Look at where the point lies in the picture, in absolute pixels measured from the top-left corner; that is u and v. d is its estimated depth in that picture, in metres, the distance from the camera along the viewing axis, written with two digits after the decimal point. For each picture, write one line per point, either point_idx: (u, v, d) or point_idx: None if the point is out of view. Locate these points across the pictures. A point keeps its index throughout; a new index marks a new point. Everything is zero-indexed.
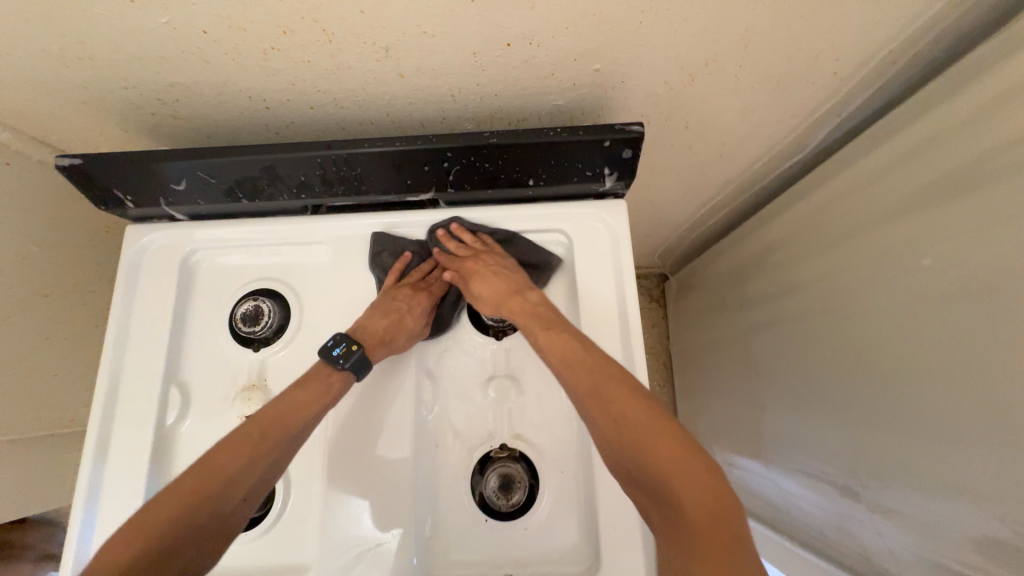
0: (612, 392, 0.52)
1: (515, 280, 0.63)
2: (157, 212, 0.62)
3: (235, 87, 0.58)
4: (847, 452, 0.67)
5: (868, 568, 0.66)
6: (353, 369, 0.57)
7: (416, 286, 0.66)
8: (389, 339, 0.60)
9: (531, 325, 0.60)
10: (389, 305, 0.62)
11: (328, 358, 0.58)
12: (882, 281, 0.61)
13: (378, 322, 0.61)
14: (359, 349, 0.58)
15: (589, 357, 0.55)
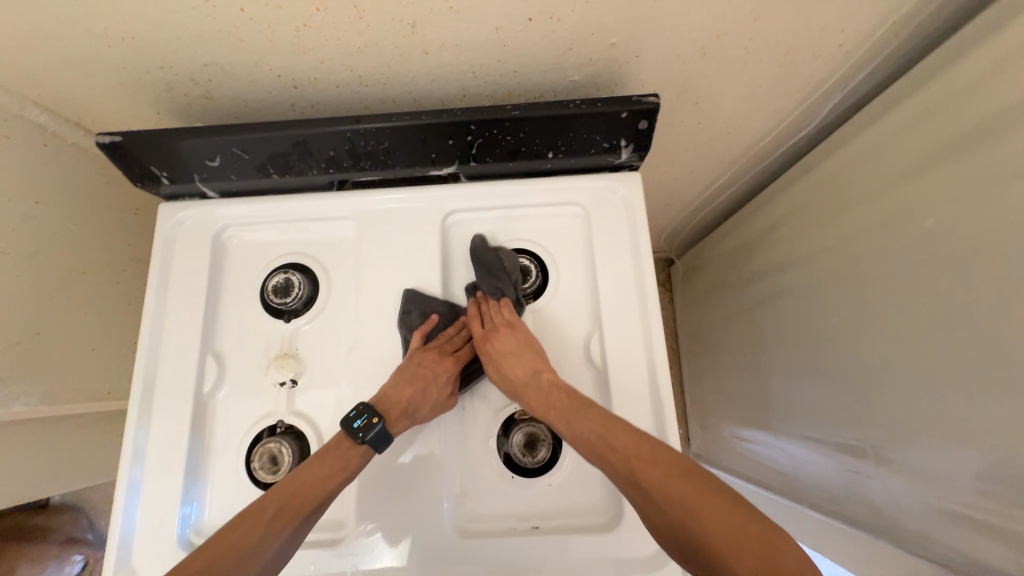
0: (649, 474, 0.47)
1: (524, 363, 0.58)
2: (192, 189, 0.65)
3: (265, 67, 0.57)
4: (883, 444, 0.63)
5: (879, 525, 0.65)
6: (373, 443, 0.55)
7: (442, 351, 0.62)
8: (411, 410, 0.57)
9: (551, 413, 0.55)
10: (413, 373, 0.58)
11: (348, 431, 0.55)
12: (902, 255, 0.59)
13: (401, 391, 0.58)
14: (379, 423, 0.55)
15: (613, 435, 0.51)
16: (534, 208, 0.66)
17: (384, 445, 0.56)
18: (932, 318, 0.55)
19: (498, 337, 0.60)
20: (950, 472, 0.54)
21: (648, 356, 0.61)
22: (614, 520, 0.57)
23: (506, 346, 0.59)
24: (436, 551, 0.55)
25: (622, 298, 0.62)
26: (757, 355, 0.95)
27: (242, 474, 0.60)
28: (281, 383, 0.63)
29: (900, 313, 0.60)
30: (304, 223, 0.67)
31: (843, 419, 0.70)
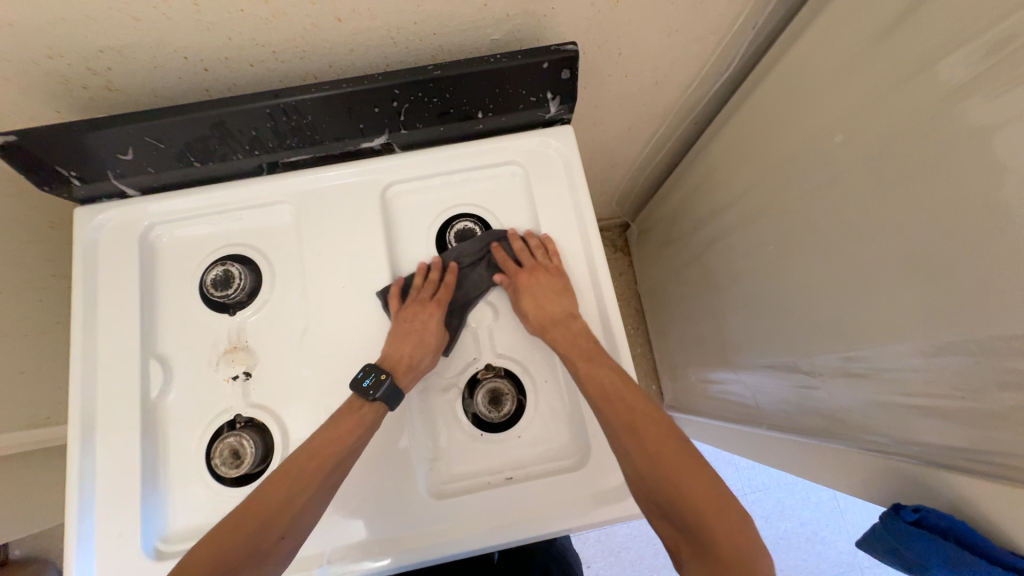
0: (648, 431, 0.52)
1: (566, 305, 0.60)
2: (107, 188, 0.62)
3: (168, 48, 0.54)
4: (823, 357, 0.68)
5: (829, 430, 0.70)
6: (386, 400, 0.55)
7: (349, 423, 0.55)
8: (416, 362, 0.58)
9: (575, 356, 0.57)
10: (358, 402, 0.56)
11: (358, 391, 0.55)
12: (821, 178, 0.63)
13: (400, 349, 0.58)
14: (388, 378, 0.55)
15: (639, 403, 0.54)
16: (471, 171, 0.66)
17: (397, 400, 0.56)
18: (850, 231, 0.60)
19: (536, 277, 0.60)
20: (879, 368, 0.59)
21: (599, 301, 0.63)
22: (583, 458, 0.59)
23: (544, 286, 0.60)
24: (413, 516, 0.56)
25: (568, 248, 0.64)
26: (710, 299, 0.99)
27: (205, 474, 0.58)
28: (234, 377, 0.61)
29: (824, 231, 0.64)
30: (237, 212, 0.64)
31: (790, 341, 0.75)
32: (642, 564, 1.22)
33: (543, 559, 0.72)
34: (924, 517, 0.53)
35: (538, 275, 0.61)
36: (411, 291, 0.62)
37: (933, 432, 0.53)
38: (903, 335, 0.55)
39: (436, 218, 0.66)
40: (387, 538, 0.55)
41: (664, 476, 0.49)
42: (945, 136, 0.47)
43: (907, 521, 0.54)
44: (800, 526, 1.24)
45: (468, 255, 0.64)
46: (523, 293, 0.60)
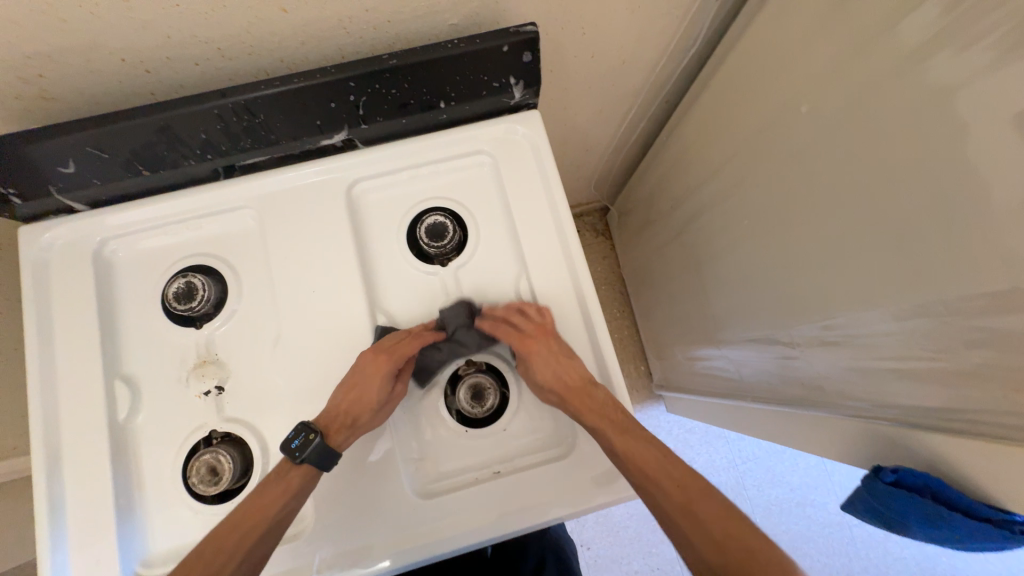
0: (699, 500, 0.49)
1: (577, 368, 0.57)
2: (52, 205, 0.58)
3: (102, 51, 0.51)
4: (801, 328, 0.69)
5: (811, 398, 0.72)
6: (313, 463, 0.52)
7: (279, 484, 0.52)
8: (353, 420, 0.55)
9: (603, 425, 0.54)
10: (288, 463, 0.53)
11: (286, 452, 0.53)
12: (790, 150, 0.63)
13: (340, 403, 0.55)
14: (316, 439, 0.52)
15: (677, 469, 0.51)
16: (439, 163, 0.64)
17: (325, 464, 0.53)
18: (820, 202, 0.60)
19: (541, 342, 0.57)
20: (854, 335, 0.60)
21: (577, 289, 0.62)
22: (571, 446, 0.59)
23: (550, 353, 0.57)
24: (401, 517, 0.55)
25: (543, 237, 0.62)
26: (691, 277, 1.00)
27: (183, 494, 0.57)
28: (207, 393, 0.59)
29: (795, 204, 0.64)
30: (195, 220, 0.62)
31: (769, 315, 0.75)
32: (641, 541, 1.26)
33: (538, 548, 0.73)
34: (902, 478, 0.54)
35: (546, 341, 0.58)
36: (377, 342, 0.57)
37: (909, 394, 0.55)
38: (876, 301, 0.55)
39: (406, 214, 0.64)
40: (379, 542, 0.54)
41: (733, 554, 0.45)
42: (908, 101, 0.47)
43: (887, 483, 0.55)
44: (790, 492, 1.28)
45: (442, 250, 0.62)
46: (533, 358, 0.56)
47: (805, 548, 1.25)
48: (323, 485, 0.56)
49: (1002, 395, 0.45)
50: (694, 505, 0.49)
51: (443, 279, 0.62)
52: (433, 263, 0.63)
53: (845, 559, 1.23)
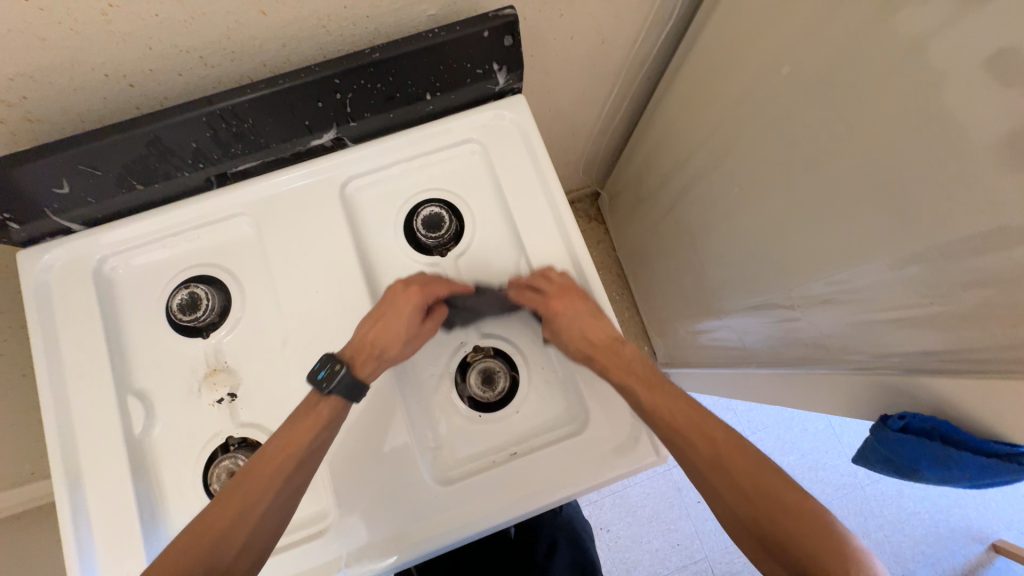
0: (674, 402, 0.53)
1: (605, 328, 0.58)
2: (49, 227, 0.59)
3: (84, 68, 0.51)
4: (800, 289, 0.69)
5: (813, 357, 0.73)
6: (341, 393, 0.54)
7: (301, 431, 0.52)
8: (379, 353, 0.56)
9: (631, 384, 0.54)
10: (315, 398, 0.54)
11: (313, 383, 0.54)
12: (773, 113, 0.64)
13: (365, 335, 0.56)
14: (344, 369, 0.54)
15: (701, 422, 0.51)
16: (429, 155, 0.64)
17: (354, 392, 0.54)
18: (808, 160, 0.60)
19: (568, 302, 0.59)
20: (852, 290, 0.60)
21: (576, 265, 0.62)
22: (584, 422, 0.59)
23: (579, 313, 0.58)
24: (423, 504, 0.56)
25: (537, 219, 0.63)
26: (686, 252, 1.01)
27: (205, 500, 0.57)
28: (219, 401, 0.59)
29: (783, 165, 0.65)
30: (192, 231, 0.62)
31: (767, 279, 0.76)
32: (659, 518, 1.28)
33: (550, 532, 0.74)
34: (910, 423, 0.55)
35: (565, 305, 0.59)
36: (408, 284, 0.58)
37: (909, 340, 0.56)
38: (870, 253, 0.56)
39: (401, 209, 0.64)
40: (405, 529, 0.55)
41: (760, 500, 0.46)
42: (885, 53, 0.48)
43: (896, 430, 0.56)
44: (802, 458, 1.31)
45: (440, 241, 0.63)
46: (557, 318, 0.58)
47: None
48: (344, 482, 0.56)
49: (999, 331, 0.46)
50: (724, 458, 0.49)
51: (442, 270, 0.63)
52: (431, 254, 0.63)
53: (860, 518, 1.27)
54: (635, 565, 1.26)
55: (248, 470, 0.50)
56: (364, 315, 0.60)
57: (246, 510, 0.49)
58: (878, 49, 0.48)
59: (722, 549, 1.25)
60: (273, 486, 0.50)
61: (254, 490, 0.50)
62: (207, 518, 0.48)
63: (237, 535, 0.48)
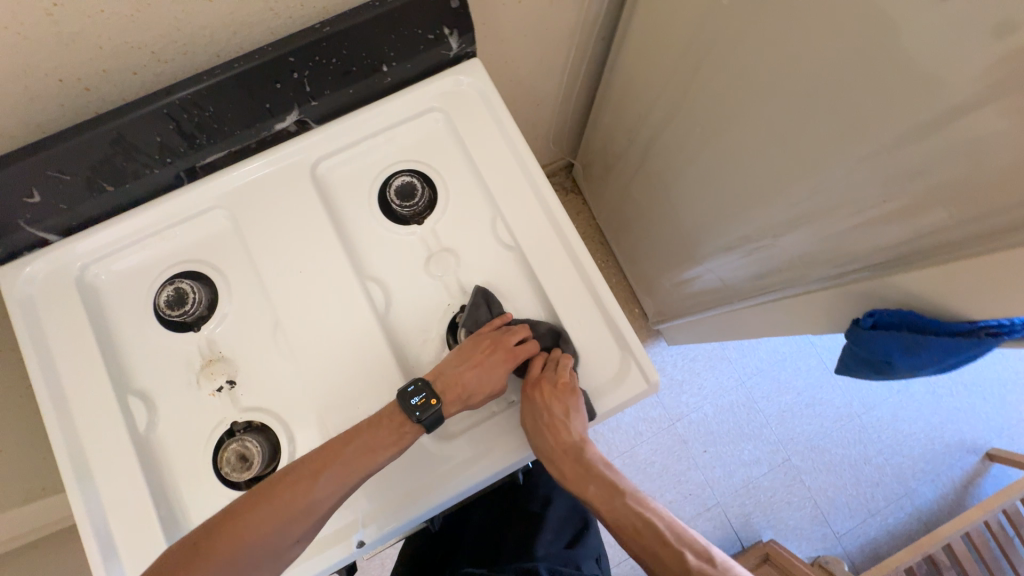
0: (641, 527, 0.55)
1: (576, 433, 0.57)
2: (26, 239, 0.59)
3: (37, 75, 0.50)
4: (770, 218, 0.71)
5: (792, 284, 0.76)
6: (426, 425, 0.54)
7: (384, 437, 0.54)
8: (466, 396, 0.56)
9: (600, 502, 0.58)
10: (402, 419, 0.55)
11: (405, 407, 0.54)
12: (726, 48, 0.65)
13: (460, 375, 0.56)
14: (437, 405, 0.54)
15: (674, 547, 0.53)
16: (393, 128, 0.66)
17: (435, 427, 0.55)
18: (760, 88, 0.62)
19: (553, 391, 0.57)
20: (816, 206, 0.63)
21: (550, 218, 0.64)
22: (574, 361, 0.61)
23: (554, 405, 0.57)
24: (428, 459, 0.58)
25: (508, 178, 0.64)
26: (660, 206, 1.03)
27: (219, 486, 0.58)
28: (219, 389, 0.60)
29: (741, 99, 0.66)
30: (171, 229, 0.63)
31: (738, 216, 0.78)
32: (670, 472, 1.31)
33: (546, 489, 0.77)
34: (878, 320, 0.60)
35: (548, 396, 0.57)
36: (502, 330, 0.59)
37: (878, 248, 0.58)
38: (829, 170, 0.58)
39: (374, 185, 0.66)
40: (415, 487, 0.57)
41: None
42: None
43: (867, 328, 0.60)
44: (798, 396, 1.35)
45: (415, 210, 0.64)
46: (525, 406, 0.58)
47: (824, 445, 1.32)
48: None
49: (950, 215, 0.48)
50: None
51: (421, 238, 0.64)
52: (409, 225, 0.64)
53: (861, 446, 1.32)
54: None
55: (322, 461, 0.53)
56: (353, 289, 0.62)
57: (300, 510, 0.51)
58: None
59: (733, 493, 1.30)
60: (346, 479, 0.52)
61: (323, 479, 0.52)
62: (269, 504, 0.51)
63: (288, 530, 0.51)
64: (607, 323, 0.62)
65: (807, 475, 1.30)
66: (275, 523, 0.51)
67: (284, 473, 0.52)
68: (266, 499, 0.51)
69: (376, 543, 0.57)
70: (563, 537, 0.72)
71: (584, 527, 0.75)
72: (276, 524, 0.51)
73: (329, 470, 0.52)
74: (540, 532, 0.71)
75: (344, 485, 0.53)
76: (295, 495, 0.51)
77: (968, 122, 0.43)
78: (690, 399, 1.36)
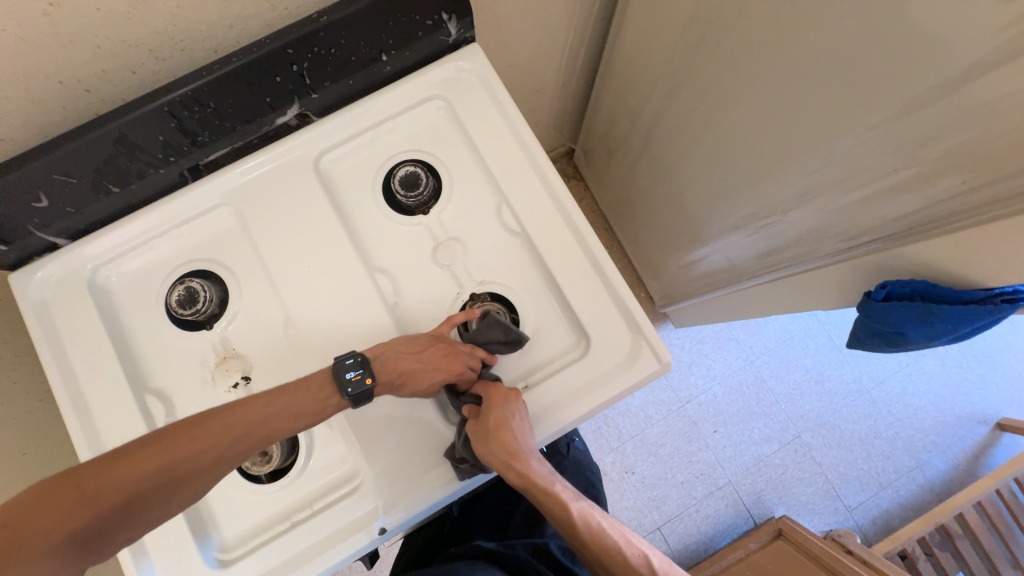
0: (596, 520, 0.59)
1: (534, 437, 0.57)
2: (37, 244, 0.59)
3: (37, 77, 0.49)
4: (778, 194, 0.71)
5: (802, 259, 0.76)
6: (353, 399, 0.54)
7: (313, 401, 0.53)
8: (395, 386, 0.55)
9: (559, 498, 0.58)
10: (331, 390, 0.53)
11: (338, 376, 0.53)
12: (729, 22, 0.63)
13: (402, 365, 0.55)
14: (368, 386, 0.53)
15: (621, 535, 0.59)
16: (395, 117, 0.65)
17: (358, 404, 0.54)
18: (765, 61, 0.61)
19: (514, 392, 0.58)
20: (825, 180, 0.62)
21: (556, 201, 0.63)
22: (585, 344, 0.61)
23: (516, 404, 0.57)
24: (444, 447, 0.59)
25: (512, 163, 0.64)
26: (664, 187, 1.03)
27: (240, 479, 0.60)
28: (235, 385, 0.61)
29: (745, 74, 0.65)
30: (178, 229, 0.63)
31: (744, 194, 0.78)
32: (681, 453, 1.32)
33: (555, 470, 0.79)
34: (891, 291, 0.60)
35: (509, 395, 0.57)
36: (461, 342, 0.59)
37: (889, 218, 0.58)
38: (836, 141, 0.57)
39: (378, 175, 0.65)
40: (430, 474, 0.58)
41: None
42: None
43: (879, 300, 0.60)
44: (808, 373, 1.35)
45: (419, 199, 0.64)
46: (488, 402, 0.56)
47: (834, 420, 1.32)
48: (363, 440, 0.59)
49: (963, 180, 0.48)
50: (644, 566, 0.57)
51: (428, 227, 0.64)
52: (414, 214, 0.64)
53: (871, 420, 1.32)
54: (664, 501, 1.29)
55: (233, 417, 0.50)
56: (364, 279, 0.62)
57: (201, 464, 0.48)
58: None
59: (744, 472, 1.31)
60: (255, 437, 0.51)
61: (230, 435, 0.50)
62: (166, 454, 0.48)
63: (183, 482, 0.48)
64: (618, 305, 0.62)
65: (817, 451, 1.31)
66: (165, 469, 0.47)
67: (188, 423, 0.49)
68: (162, 443, 0.48)
69: (397, 530, 0.57)
70: None
71: None
72: (163, 476, 0.47)
73: (241, 425, 0.50)
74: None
75: (253, 440, 0.51)
76: (197, 446, 0.48)
77: (982, 85, 0.42)
78: (698, 381, 1.37)
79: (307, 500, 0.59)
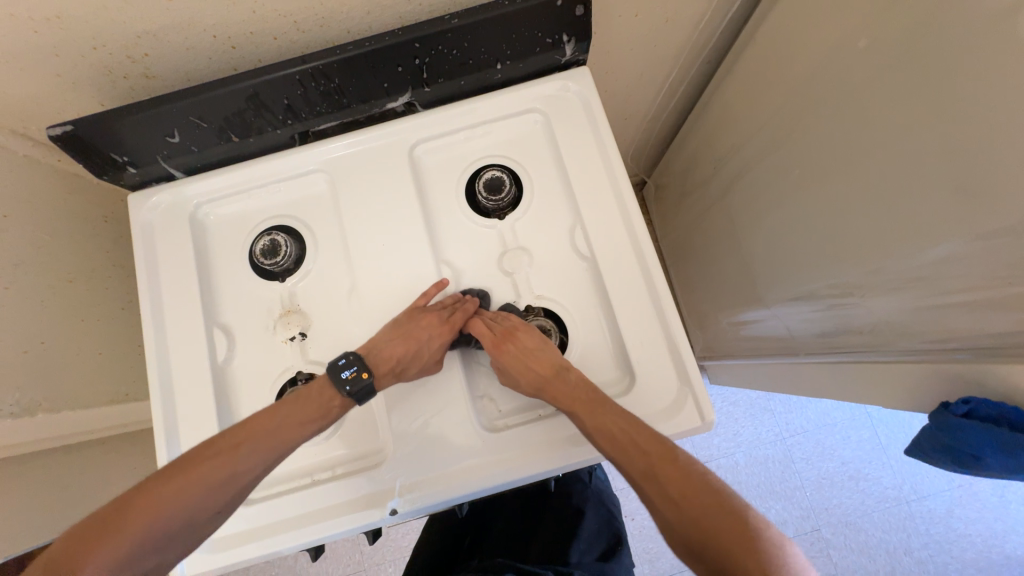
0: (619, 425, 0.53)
1: (550, 358, 0.57)
2: (158, 172, 0.66)
3: (197, 28, 0.55)
4: (861, 275, 0.67)
5: (871, 347, 0.71)
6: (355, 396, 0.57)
7: (318, 402, 0.56)
8: (398, 370, 0.59)
9: (576, 407, 0.55)
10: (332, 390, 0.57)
11: (335, 379, 0.56)
12: (847, 91, 0.62)
13: (391, 349, 0.58)
14: (367, 378, 0.56)
15: (639, 435, 0.52)
16: (495, 122, 0.67)
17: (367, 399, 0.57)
18: (882, 139, 0.58)
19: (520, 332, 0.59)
20: (919, 274, 0.58)
21: (630, 234, 0.63)
22: (630, 382, 0.61)
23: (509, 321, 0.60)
24: (471, 448, 0.59)
25: (596, 188, 0.65)
26: (733, 240, 1.00)
27: None
28: (291, 338, 0.64)
29: (853, 148, 0.62)
30: (277, 184, 0.68)
31: (820, 267, 0.74)
32: None
33: (579, 500, 0.78)
34: (973, 409, 0.55)
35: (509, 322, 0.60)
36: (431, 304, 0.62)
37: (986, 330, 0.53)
38: (941, 237, 0.54)
39: (464, 173, 0.68)
40: (452, 471, 0.59)
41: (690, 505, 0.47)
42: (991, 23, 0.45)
43: (958, 415, 0.56)
44: (842, 465, 1.26)
45: (499, 204, 0.65)
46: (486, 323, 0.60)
47: (861, 523, 1.23)
48: (395, 421, 0.61)
49: None
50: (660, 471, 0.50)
51: (500, 232, 0.66)
52: (490, 217, 0.66)
53: (903, 534, 1.21)
54: None
55: (248, 434, 0.54)
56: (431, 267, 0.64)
57: (227, 480, 0.52)
58: (985, 17, 0.45)
59: None
60: (271, 452, 0.54)
61: (248, 454, 0.53)
62: (197, 474, 0.51)
63: (214, 497, 0.51)
64: (670, 351, 0.60)
65: (835, 551, 1.22)
66: (195, 494, 0.51)
67: (208, 451, 0.53)
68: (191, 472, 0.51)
69: (409, 515, 0.59)
70: (594, 550, 0.73)
71: (616, 543, 0.75)
72: (198, 498, 0.51)
73: (261, 444, 0.53)
74: (575, 539, 0.73)
75: (275, 457, 0.54)
76: (223, 465, 0.52)
77: None
78: (722, 443, 1.31)
79: (332, 462, 0.62)
